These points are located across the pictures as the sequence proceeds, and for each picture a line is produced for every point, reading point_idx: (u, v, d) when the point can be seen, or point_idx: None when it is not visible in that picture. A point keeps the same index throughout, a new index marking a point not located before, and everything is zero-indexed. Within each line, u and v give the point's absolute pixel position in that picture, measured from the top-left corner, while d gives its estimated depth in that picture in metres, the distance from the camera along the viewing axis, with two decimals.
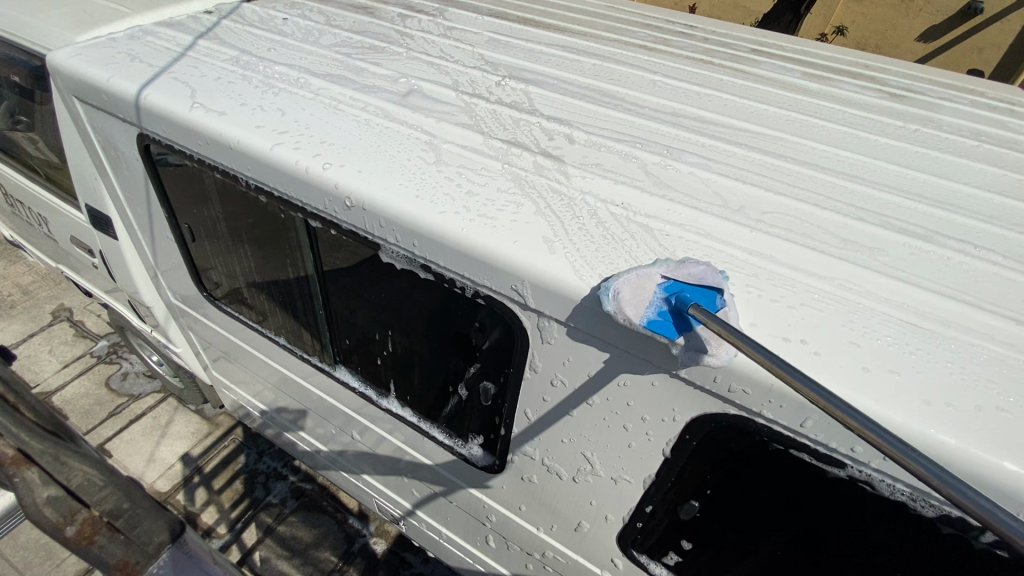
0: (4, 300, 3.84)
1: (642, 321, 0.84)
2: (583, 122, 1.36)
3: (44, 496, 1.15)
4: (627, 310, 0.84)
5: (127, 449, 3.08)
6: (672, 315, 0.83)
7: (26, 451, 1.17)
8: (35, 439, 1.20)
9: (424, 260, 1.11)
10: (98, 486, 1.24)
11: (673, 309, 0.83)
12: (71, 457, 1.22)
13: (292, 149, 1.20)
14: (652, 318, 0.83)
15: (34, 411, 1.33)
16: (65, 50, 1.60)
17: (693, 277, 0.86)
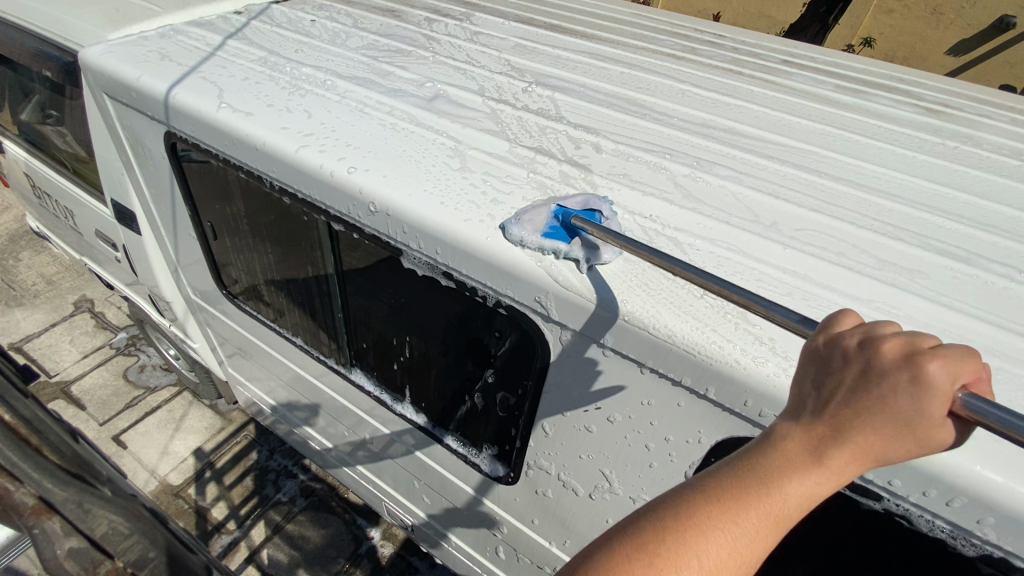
0: (28, 289, 3.92)
1: (540, 235, 0.98)
2: (610, 130, 1.34)
3: (64, 548, 1.00)
4: (527, 228, 0.98)
5: (141, 442, 3.11)
6: (563, 228, 0.98)
7: (48, 499, 0.97)
8: (59, 486, 0.98)
9: (446, 267, 1.10)
10: (124, 534, 1.09)
11: (563, 223, 0.98)
12: (97, 503, 1.04)
13: (317, 152, 1.20)
14: (547, 231, 0.98)
15: (51, 441, 1.05)
16: (97, 48, 1.62)
17: (578, 203, 1.02)
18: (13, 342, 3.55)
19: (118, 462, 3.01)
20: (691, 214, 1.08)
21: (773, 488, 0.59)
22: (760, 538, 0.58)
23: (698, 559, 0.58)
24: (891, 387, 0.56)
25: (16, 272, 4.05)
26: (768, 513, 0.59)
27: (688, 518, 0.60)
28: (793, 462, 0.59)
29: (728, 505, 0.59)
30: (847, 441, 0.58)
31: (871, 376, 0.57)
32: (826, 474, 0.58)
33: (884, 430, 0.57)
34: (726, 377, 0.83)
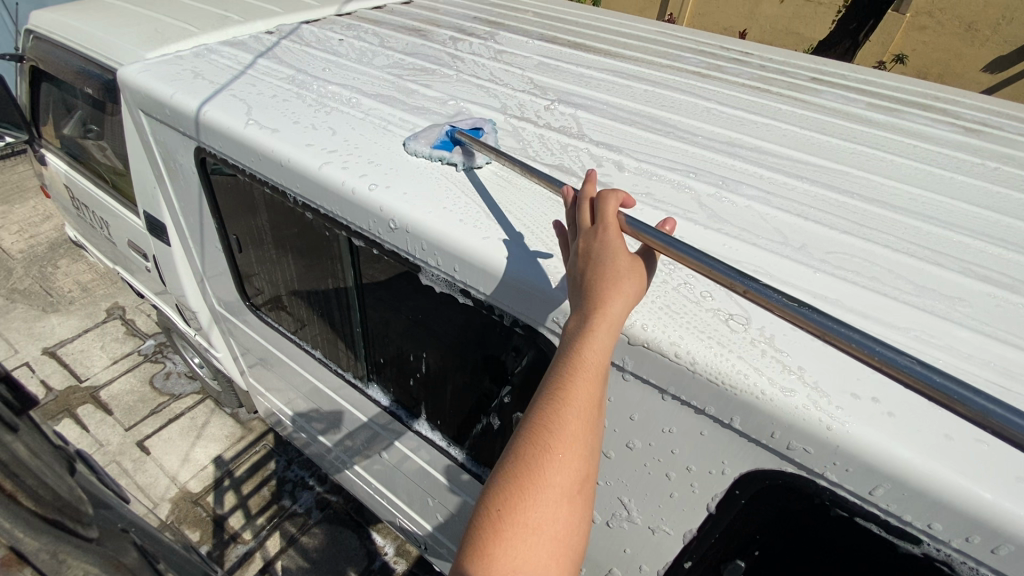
0: (64, 295, 4.07)
1: (433, 146, 1.24)
2: (633, 149, 1.32)
3: None
4: (422, 143, 1.25)
5: (164, 448, 3.17)
6: (450, 141, 1.24)
7: (20, 549, 0.82)
8: (33, 535, 0.84)
9: (463, 284, 1.09)
10: None
11: (450, 137, 1.24)
12: (72, 552, 0.90)
13: (340, 168, 1.21)
14: (438, 143, 1.24)
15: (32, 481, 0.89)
16: (135, 66, 1.69)
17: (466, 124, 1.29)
18: (48, 346, 3.68)
19: (141, 467, 3.07)
20: (716, 235, 1.06)
21: (575, 356, 0.77)
22: (586, 391, 0.76)
23: (554, 430, 0.73)
24: (600, 250, 0.82)
25: (54, 278, 4.21)
26: (579, 371, 0.77)
27: (533, 412, 0.75)
28: (579, 330, 0.79)
29: (555, 385, 0.76)
30: (608, 297, 0.79)
31: (591, 252, 0.83)
32: (603, 321, 0.77)
33: (615, 274, 0.80)
34: (752, 407, 0.79)
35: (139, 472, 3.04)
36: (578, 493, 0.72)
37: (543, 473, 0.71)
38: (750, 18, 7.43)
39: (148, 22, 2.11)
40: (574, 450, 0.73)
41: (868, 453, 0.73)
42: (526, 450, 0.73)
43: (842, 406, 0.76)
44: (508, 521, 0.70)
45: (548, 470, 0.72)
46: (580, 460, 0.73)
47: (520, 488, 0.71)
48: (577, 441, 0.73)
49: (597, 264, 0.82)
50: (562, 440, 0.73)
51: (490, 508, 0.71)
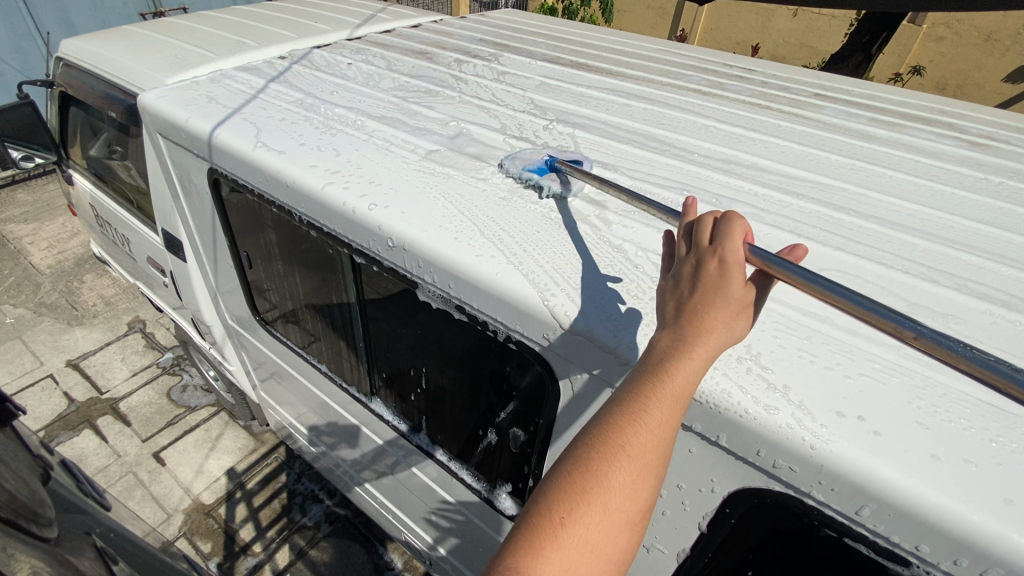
0: (88, 309, 4.20)
1: (528, 169, 1.26)
2: (629, 167, 1.34)
3: None
4: (518, 165, 1.28)
5: (178, 460, 3.23)
6: (547, 168, 1.26)
7: None
8: None
9: (459, 301, 1.11)
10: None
11: (548, 164, 1.26)
12: (19, 545, 0.85)
13: (342, 189, 1.25)
14: (533, 167, 1.26)
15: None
16: (154, 92, 1.77)
17: (567, 157, 1.30)
18: (72, 358, 3.79)
19: (156, 478, 3.13)
20: None
21: (665, 377, 0.72)
22: (670, 417, 0.71)
23: (631, 449, 0.68)
24: (716, 276, 0.76)
25: (79, 293, 4.35)
26: (667, 395, 0.71)
27: (613, 423, 0.70)
28: (675, 353, 0.74)
29: (642, 402, 0.71)
30: (713, 326, 0.74)
31: (706, 273, 0.77)
32: (701, 351, 0.73)
33: (725, 304, 0.75)
34: (737, 425, 0.79)
35: (154, 484, 3.10)
36: (638, 516, 0.68)
37: (613, 489, 0.67)
38: (762, 33, 7.45)
39: (170, 49, 2.22)
40: (644, 472, 0.68)
41: (853, 472, 0.72)
42: (601, 462, 0.68)
43: (826, 425, 0.75)
44: (568, 527, 0.64)
45: (620, 486, 0.67)
46: (648, 484, 0.69)
47: (589, 497, 0.66)
48: (650, 464, 0.69)
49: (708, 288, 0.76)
50: (638, 460, 0.68)
51: (552, 508, 0.66)
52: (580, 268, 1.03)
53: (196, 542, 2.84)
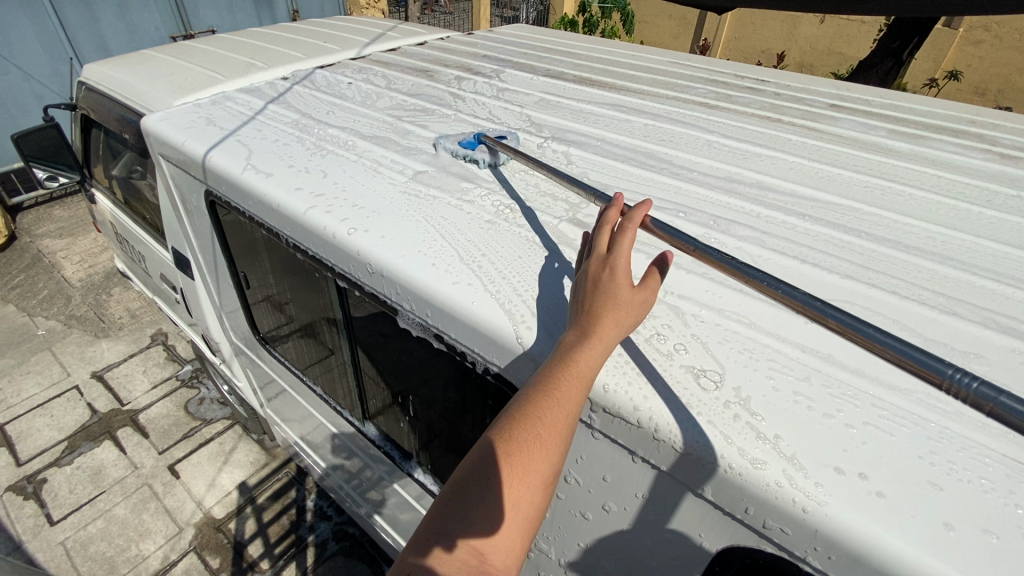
0: (115, 322, 4.32)
1: (461, 144, 1.43)
2: (623, 186, 1.28)
3: None
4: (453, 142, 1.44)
5: (192, 473, 3.24)
6: (476, 142, 1.43)
7: None
8: None
9: (437, 329, 1.06)
10: None
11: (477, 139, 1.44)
12: None
13: (324, 212, 1.22)
14: (466, 142, 1.43)
15: None
16: (157, 115, 1.79)
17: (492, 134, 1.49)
18: (97, 370, 3.89)
19: (170, 490, 3.15)
20: (697, 278, 0.99)
21: (565, 364, 0.77)
22: (571, 401, 0.76)
23: (537, 426, 0.75)
24: (612, 275, 0.83)
25: (107, 305, 4.47)
26: (569, 379, 0.76)
27: (516, 406, 0.77)
28: (575, 342, 0.79)
29: (544, 386, 0.75)
30: (612, 319, 0.80)
31: (606, 274, 0.84)
32: (601, 341, 0.78)
33: (620, 299, 0.81)
34: (724, 477, 0.71)
35: (167, 496, 3.12)
36: (540, 486, 0.75)
37: (517, 468, 0.74)
38: (788, 40, 7.28)
39: (181, 72, 2.26)
40: (544, 450, 0.75)
41: (852, 541, 0.63)
42: (504, 444, 0.74)
43: (822, 483, 0.67)
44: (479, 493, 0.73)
45: (520, 466, 0.74)
46: (549, 459, 0.76)
47: (491, 477, 0.73)
48: (551, 441, 0.76)
49: (609, 284, 0.83)
50: (538, 440, 0.75)
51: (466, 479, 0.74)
52: (560, 297, 0.97)
53: (205, 558, 2.84)
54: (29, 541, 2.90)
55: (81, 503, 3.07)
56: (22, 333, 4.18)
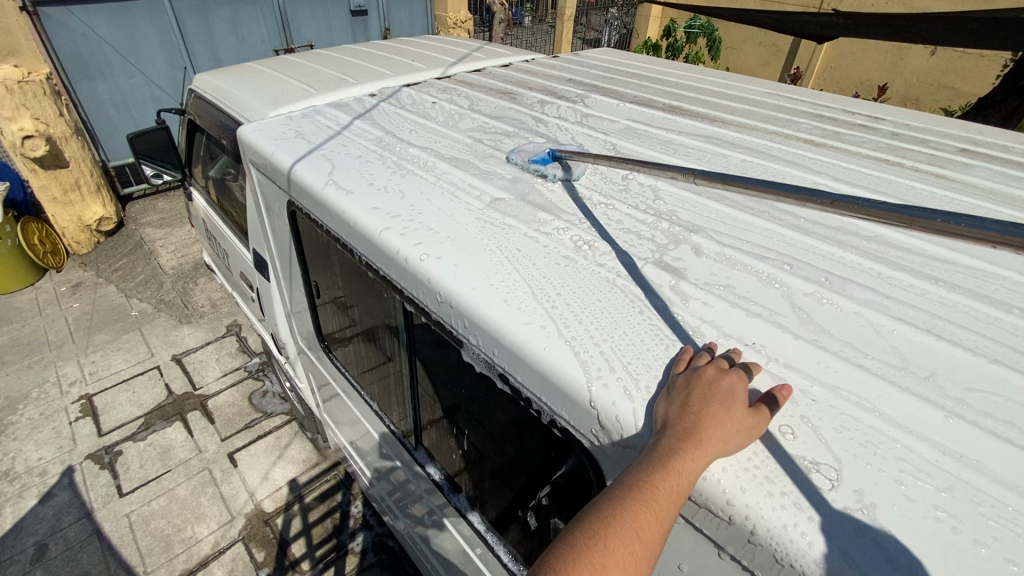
0: (198, 309, 4.61)
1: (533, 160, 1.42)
2: (716, 228, 1.16)
3: None
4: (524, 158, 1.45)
5: (248, 463, 3.36)
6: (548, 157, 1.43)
7: None
8: None
9: (503, 369, 0.99)
10: None
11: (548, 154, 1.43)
12: None
13: (399, 235, 1.20)
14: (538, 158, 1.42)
15: None
16: (253, 125, 1.87)
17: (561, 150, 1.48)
18: (177, 353, 4.16)
19: (227, 478, 3.27)
20: (804, 346, 0.86)
21: (662, 473, 0.66)
22: (663, 523, 0.66)
23: (621, 534, 0.64)
24: (722, 383, 0.74)
25: (191, 293, 4.78)
26: (663, 484, 0.66)
27: (600, 513, 0.66)
28: (673, 447, 0.68)
29: (636, 487, 0.66)
30: (718, 434, 0.69)
31: (708, 381, 0.75)
32: (704, 450, 0.68)
33: (728, 409, 0.71)
34: None
35: (224, 483, 3.24)
36: None
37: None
38: (892, 71, 6.73)
39: (279, 85, 2.38)
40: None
41: None
42: (581, 548, 0.63)
43: None
44: None
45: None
46: None
47: None
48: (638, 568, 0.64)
49: (714, 392, 0.73)
50: (624, 560, 0.63)
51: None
52: (641, 348, 0.87)
53: (251, 550, 2.91)
54: (100, 509, 3.10)
55: (148, 479, 3.25)
56: (118, 312, 4.57)
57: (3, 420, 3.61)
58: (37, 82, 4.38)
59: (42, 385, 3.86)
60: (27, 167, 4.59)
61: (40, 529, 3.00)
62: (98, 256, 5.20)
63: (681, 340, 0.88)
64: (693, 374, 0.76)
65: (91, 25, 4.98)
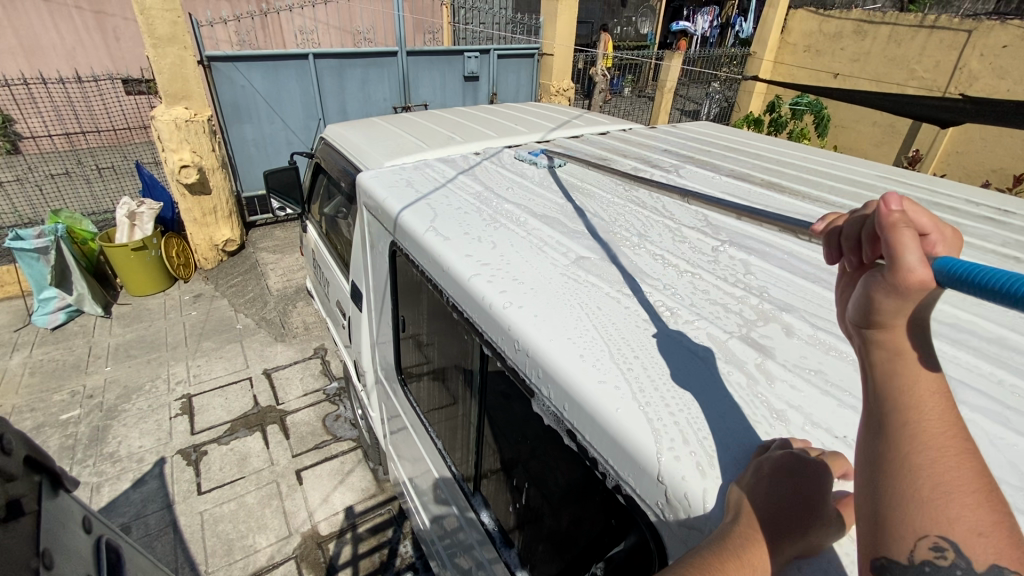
0: (292, 330, 5.02)
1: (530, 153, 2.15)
2: (809, 310, 1.13)
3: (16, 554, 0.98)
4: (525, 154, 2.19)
5: (313, 483, 3.50)
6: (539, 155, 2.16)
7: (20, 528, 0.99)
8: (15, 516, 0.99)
9: (571, 425, 1.00)
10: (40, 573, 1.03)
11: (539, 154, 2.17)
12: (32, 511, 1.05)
13: (486, 282, 1.27)
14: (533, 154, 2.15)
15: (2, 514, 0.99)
16: (371, 173, 2.10)
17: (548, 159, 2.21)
18: (268, 368, 4.52)
19: (292, 494, 3.42)
20: None
21: (734, 564, 0.62)
22: None
23: None
24: (816, 480, 0.68)
25: (289, 314, 5.22)
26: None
27: None
28: (749, 538, 0.64)
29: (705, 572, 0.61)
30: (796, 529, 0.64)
31: (788, 465, 0.69)
32: (776, 551, 0.64)
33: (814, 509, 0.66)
34: None
35: (288, 499, 3.39)
36: None
37: None
38: None
39: (397, 139, 2.67)
40: None
41: None
42: None
43: None
44: None
45: None
46: None
47: None
48: None
49: (794, 478, 0.68)
50: None
51: None
52: (717, 423, 0.85)
53: (301, 570, 2.98)
54: (179, 503, 3.35)
55: (224, 482, 3.49)
56: (226, 324, 5.08)
57: (118, 406, 4.08)
58: (200, 122, 5.20)
59: (154, 381, 4.34)
60: (179, 191, 5.38)
61: (127, 512, 3.29)
62: (219, 273, 5.88)
63: (764, 421, 0.85)
64: (772, 455, 0.72)
65: (250, 79, 5.88)
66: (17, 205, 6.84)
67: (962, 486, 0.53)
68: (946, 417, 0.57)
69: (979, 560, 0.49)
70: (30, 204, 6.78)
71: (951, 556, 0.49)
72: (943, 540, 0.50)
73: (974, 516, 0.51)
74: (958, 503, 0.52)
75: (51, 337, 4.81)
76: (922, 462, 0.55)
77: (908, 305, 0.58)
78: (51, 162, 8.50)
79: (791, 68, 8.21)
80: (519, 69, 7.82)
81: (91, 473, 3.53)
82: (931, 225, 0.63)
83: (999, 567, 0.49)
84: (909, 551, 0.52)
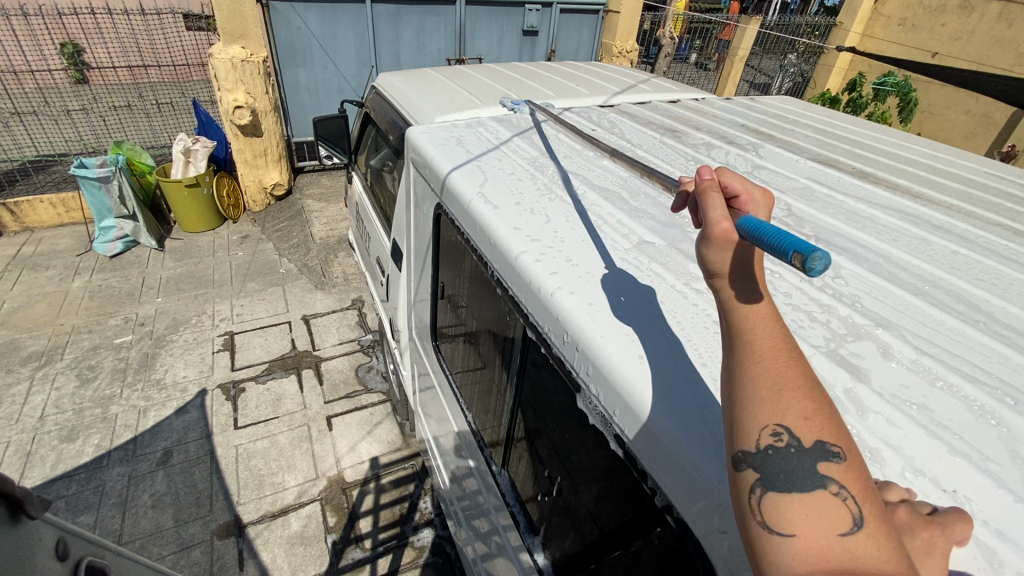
0: (333, 278, 5.05)
1: None
2: (910, 327, 0.98)
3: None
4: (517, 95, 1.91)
5: (342, 430, 3.57)
6: None
7: None
8: None
9: (620, 430, 0.91)
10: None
11: None
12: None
13: (535, 260, 1.16)
14: None
15: None
16: (421, 127, 1.97)
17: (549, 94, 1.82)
18: (306, 314, 4.60)
19: (321, 438, 3.50)
20: None
21: None
22: None
23: None
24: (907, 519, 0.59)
25: (330, 262, 5.25)
26: None
27: None
28: None
29: None
30: None
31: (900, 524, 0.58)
32: None
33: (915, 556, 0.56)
34: None
35: (318, 443, 3.47)
36: None
37: None
38: None
39: (450, 92, 2.54)
40: None
41: None
42: None
43: None
44: None
45: None
46: None
47: None
48: None
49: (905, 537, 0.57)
50: None
51: None
52: None
53: (325, 513, 3.07)
54: (217, 434, 3.50)
55: (259, 420, 3.61)
56: (270, 268, 5.17)
57: (167, 336, 4.26)
58: (255, 63, 5.16)
59: (200, 316, 4.49)
60: (232, 132, 5.43)
61: (170, 437, 3.46)
62: (266, 216, 5.97)
63: None
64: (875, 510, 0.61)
65: (307, 20, 5.77)
66: (84, 136, 7.11)
67: (785, 383, 0.60)
68: (768, 328, 0.64)
69: (806, 437, 0.56)
70: (93, 134, 7.01)
71: (785, 437, 0.56)
72: (779, 427, 0.57)
73: (803, 404, 0.58)
74: (788, 395, 0.59)
75: (109, 264, 5.02)
76: (754, 368, 0.62)
77: (726, 253, 0.68)
78: (115, 94, 8.73)
79: (880, 42, 7.45)
80: (581, 26, 7.39)
81: (138, 397, 3.72)
82: (742, 188, 0.76)
83: (822, 442, 0.56)
84: (755, 438, 0.58)
